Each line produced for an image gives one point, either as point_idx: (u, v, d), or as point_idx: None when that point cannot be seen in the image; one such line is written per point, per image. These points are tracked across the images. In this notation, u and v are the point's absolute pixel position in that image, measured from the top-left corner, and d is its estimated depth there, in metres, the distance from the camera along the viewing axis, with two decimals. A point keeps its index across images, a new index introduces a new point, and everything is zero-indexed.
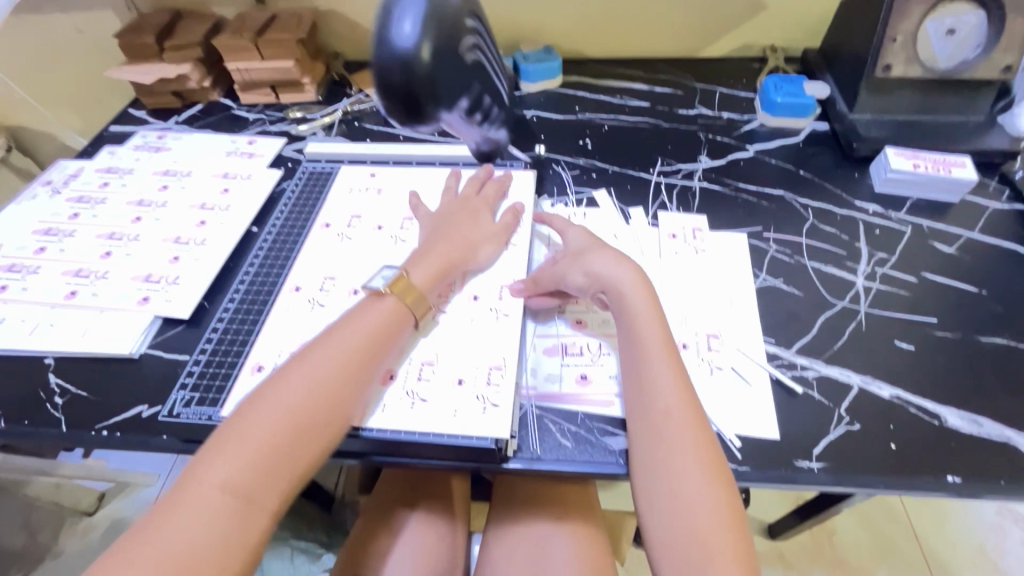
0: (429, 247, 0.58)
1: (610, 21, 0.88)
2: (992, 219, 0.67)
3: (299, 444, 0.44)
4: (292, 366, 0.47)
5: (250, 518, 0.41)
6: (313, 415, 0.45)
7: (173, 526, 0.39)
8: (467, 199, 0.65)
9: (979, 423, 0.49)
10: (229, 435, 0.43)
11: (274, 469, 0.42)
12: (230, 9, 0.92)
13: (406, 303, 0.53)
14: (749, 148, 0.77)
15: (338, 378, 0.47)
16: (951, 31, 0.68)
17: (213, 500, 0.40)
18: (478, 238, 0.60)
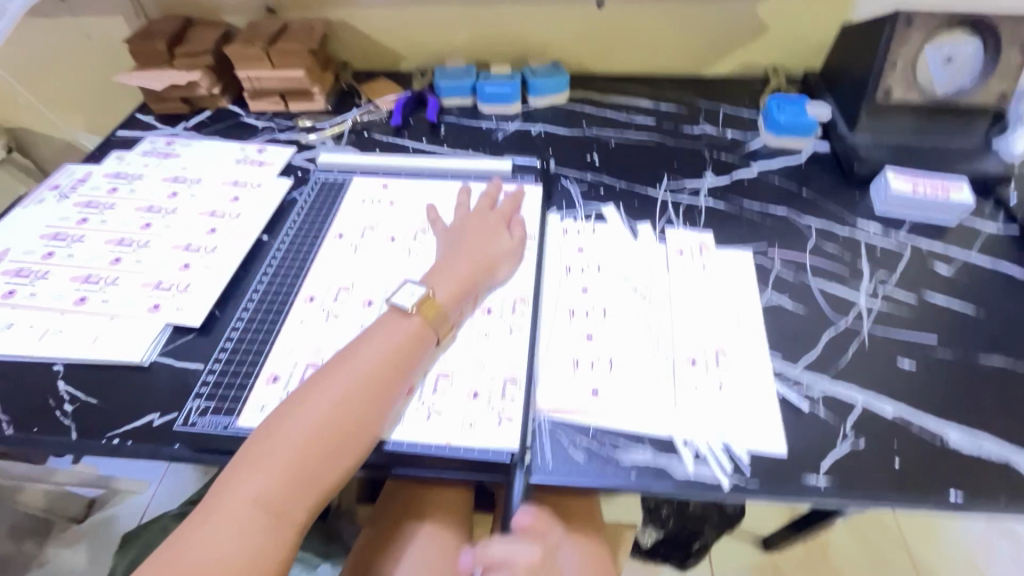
0: (446, 267, 0.59)
1: (617, 39, 0.90)
2: (988, 242, 0.69)
3: (331, 458, 0.46)
4: (315, 384, 0.49)
5: (282, 530, 0.43)
6: (342, 430, 0.46)
7: (211, 540, 0.41)
8: (489, 215, 0.66)
9: (978, 441, 0.51)
10: (258, 451, 0.45)
11: (305, 483, 0.44)
12: (241, 18, 0.93)
13: (428, 321, 0.54)
14: (753, 167, 0.79)
15: (365, 392, 0.48)
16: (950, 59, 0.71)
17: (248, 514, 0.42)
18: (494, 255, 0.62)
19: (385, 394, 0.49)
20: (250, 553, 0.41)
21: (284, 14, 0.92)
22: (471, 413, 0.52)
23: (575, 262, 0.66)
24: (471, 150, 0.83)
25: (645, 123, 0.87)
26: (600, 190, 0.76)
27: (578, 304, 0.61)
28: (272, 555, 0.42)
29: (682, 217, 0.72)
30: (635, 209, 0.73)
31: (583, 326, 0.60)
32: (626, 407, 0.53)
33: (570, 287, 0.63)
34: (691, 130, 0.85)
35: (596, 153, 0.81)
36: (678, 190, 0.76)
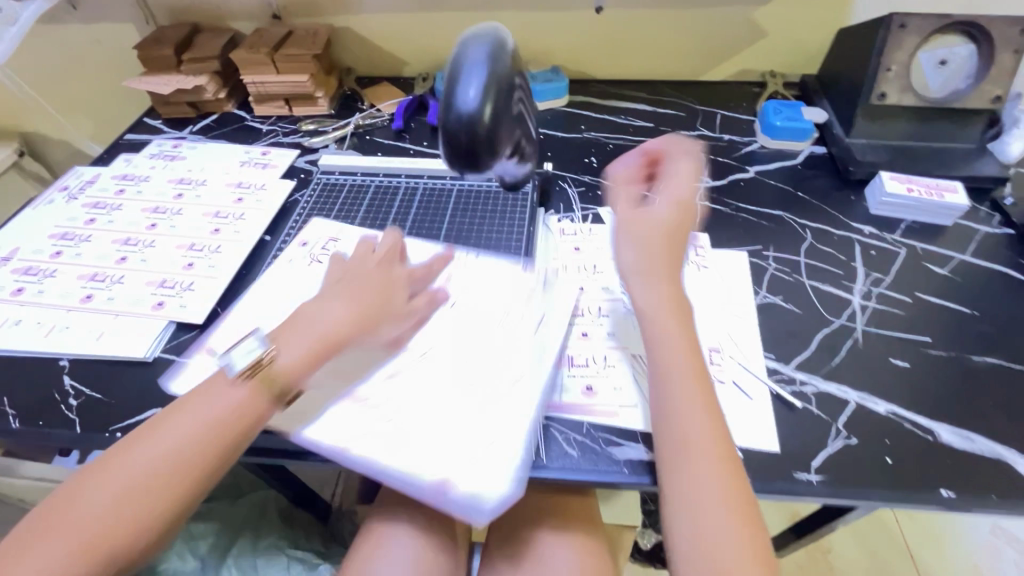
0: (318, 314, 0.54)
1: (616, 44, 0.91)
2: (983, 243, 0.69)
3: (156, 496, 0.42)
4: (172, 415, 0.46)
5: (94, 572, 0.40)
6: (170, 467, 0.43)
7: (17, 574, 0.39)
8: (380, 266, 0.60)
9: (972, 439, 0.51)
10: (112, 463, 0.43)
11: (130, 521, 0.41)
12: (248, 24, 0.95)
13: (263, 386, 0.48)
14: (750, 170, 0.80)
15: (199, 431, 0.45)
16: (943, 62, 0.72)
17: (57, 551, 0.40)
18: (377, 313, 0.56)
19: (229, 436, 0.46)
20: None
21: (289, 21, 0.94)
22: (464, 408, 0.52)
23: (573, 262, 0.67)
24: None
25: (643, 126, 0.88)
26: (597, 193, 0.76)
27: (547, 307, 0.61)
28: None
29: None
30: None
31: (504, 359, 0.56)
32: (621, 404, 0.54)
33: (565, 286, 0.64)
34: (689, 133, 0.86)
35: (594, 156, 0.83)
36: None
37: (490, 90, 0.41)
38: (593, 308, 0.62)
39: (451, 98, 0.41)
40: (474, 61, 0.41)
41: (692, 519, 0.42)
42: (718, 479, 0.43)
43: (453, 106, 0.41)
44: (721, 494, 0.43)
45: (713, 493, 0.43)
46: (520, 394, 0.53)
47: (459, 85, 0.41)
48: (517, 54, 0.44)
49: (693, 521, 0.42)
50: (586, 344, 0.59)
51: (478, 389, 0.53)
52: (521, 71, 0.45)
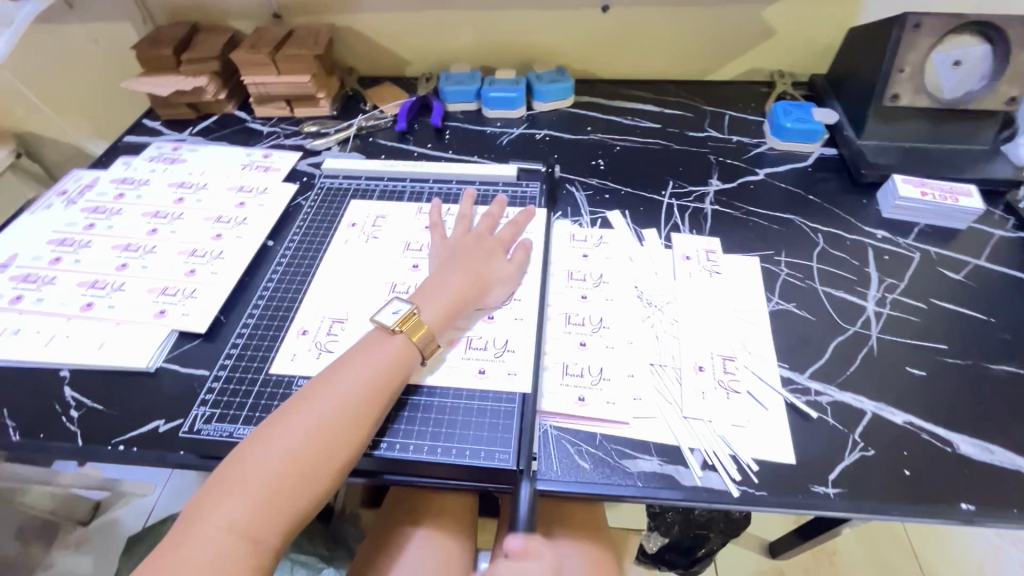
0: (441, 278, 0.57)
1: (622, 44, 0.90)
2: (998, 247, 0.68)
3: (328, 453, 0.44)
4: (332, 376, 0.49)
5: (283, 520, 0.42)
6: (343, 427, 0.46)
7: (213, 519, 0.40)
8: (483, 237, 0.63)
9: (991, 451, 0.50)
10: (232, 476, 0.42)
11: (310, 475, 0.43)
12: (248, 23, 0.93)
13: (414, 338, 0.52)
14: (759, 172, 0.79)
15: (366, 389, 0.48)
16: (958, 62, 0.71)
17: (254, 495, 0.42)
18: (489, 274, 0.60)
19: (388, 397, 0.49)
20: (253, 533, 0.41)
21: (290, 19, 0.92)
22: (473, 423, 0.51)
23: (579, 269, 0.65)
24: (476, 156, 0.82)
25: (651, 128, 0.86)
26: (605, 196, 0.75)
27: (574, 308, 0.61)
28: (270, 542, 0.41)
29: (688, 222, 0.72)
30: (641, 216, 0.72)
31: (578, 335, 0.58)
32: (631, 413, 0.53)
33: (567, 286, 0.63)
34: (697, 135, 0.85)
35: (601, 158, 0.81)
36: (684, 196, 0.75)
37: None
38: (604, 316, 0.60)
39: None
40: None
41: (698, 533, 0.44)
42: None
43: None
44: None
45: None
46: (617, 358, 0.56)
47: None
48: None
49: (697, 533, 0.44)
50: (583, 353, 0.57)
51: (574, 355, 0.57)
52: None
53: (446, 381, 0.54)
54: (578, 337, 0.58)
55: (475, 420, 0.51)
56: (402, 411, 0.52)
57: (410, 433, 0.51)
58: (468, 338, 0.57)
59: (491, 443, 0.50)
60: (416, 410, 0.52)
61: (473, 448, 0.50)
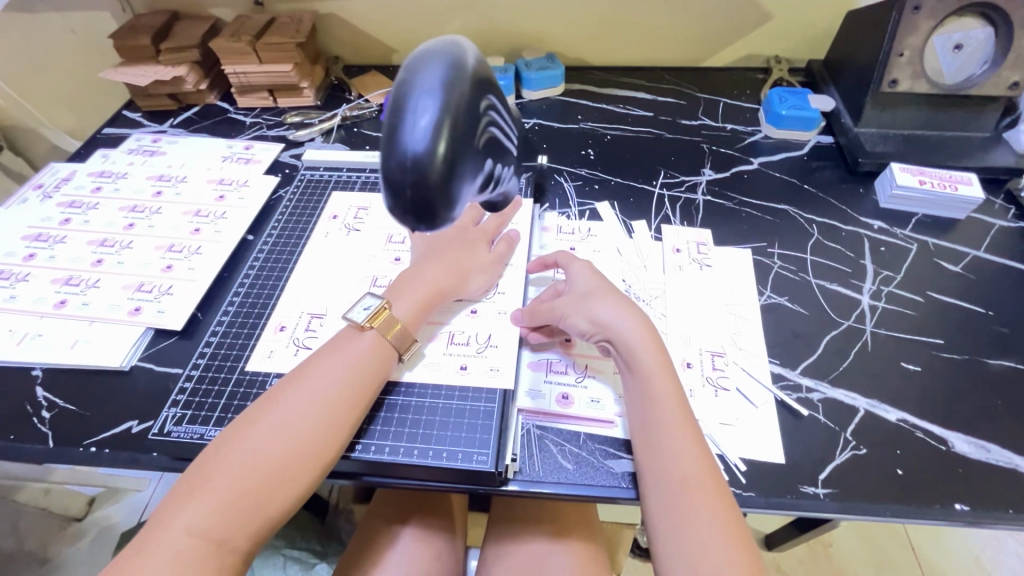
0: (418, 273, 0.55)
1: (614, 30, 0.88)
2: (997, 238, 0.66)
3: (300, 455, 0.43)
4: (305, 375, 0.47)
5: (251, 523, 0.41)
6: (318, 427, 0.44)
7: (178, 522, 0.39)
8: (467, 228, 0.61)
9: (987, 449, 0.49)
10: (201, 476, 0.41)
11: (280, 477, 0.42)
12: (228, 11, 0.91)
13: (386, 335, 0.51)
14: (753, 161, 0.77)
15: (341, 388, 0.46)
16: (958, 46, 0.68)
17: (221, 498, 0.40)
18: (469, 267, 0.58)
19: (364, 397, 0.47)
20: (220, 537, 0.39)
21: (271, 6, 0.89)
22: (451, 424, 0.50)
23: None
24: None
25: (643, 116, 0.84)
26: (594, 187, 0.73)
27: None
28: (238, 546, 0.40)
29: (679, 213, 0.70)
30: (631, 207, 0.70)
31: (563, 331, 0.57)
32: (616, 413, 0.51)
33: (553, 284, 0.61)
34: (690, 123, 0.82)
35: (591, 148, 0.79)
36: (675, 186, 0.73)
37: (442, 129, 0.35)
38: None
39: (396, 139, 0.35)
40: (423, 89, 0.35)
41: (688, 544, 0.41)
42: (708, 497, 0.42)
43: (399, 148, 0.35)
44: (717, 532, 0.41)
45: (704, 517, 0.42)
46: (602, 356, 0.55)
47: (404, 121, 0.35)
48: (476, 74, 0.38)
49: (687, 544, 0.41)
50: (568, 350, 0.55)
51: (556, 353, 0.55)
52: (481, 87, 0.39)
53: (423, 376, 0.53)
54: (562, 333, 0.57)
55: (453, 420, 0.50)
56: (380, 411, 0.50)
57: (387, 435, 0.49)
58: (450, 333, 0.56)
59: (469, 444, 0.48)
60: (392, 411, 0.51)
61: (451, 450, 0.48)
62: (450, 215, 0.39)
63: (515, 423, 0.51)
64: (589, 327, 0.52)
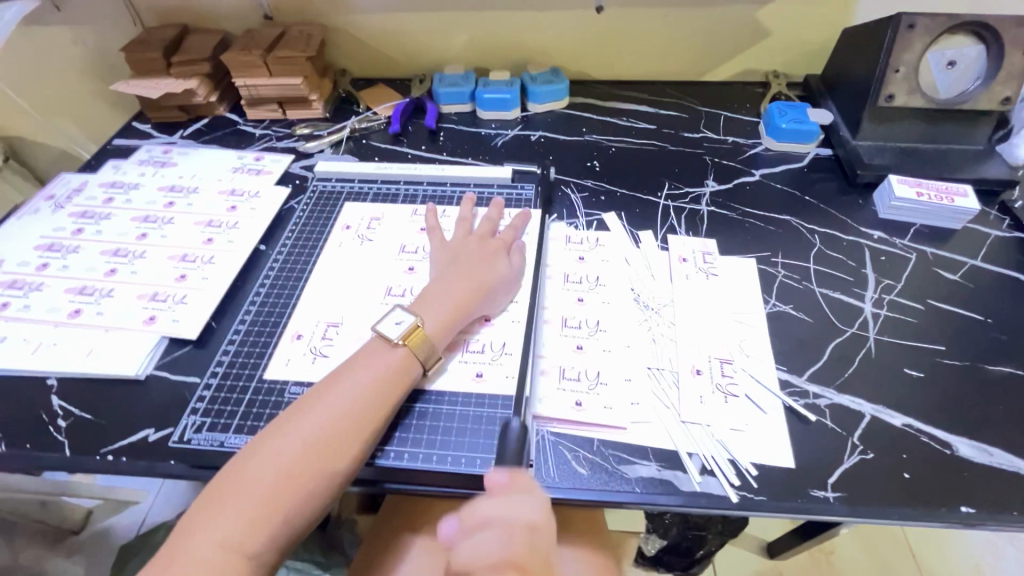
0: (443, 288, 0.56)
1: (617, 45, 0.90)
2: (993, 247, 0.68)
3: (324, 467, 0.44)
4: (330, 387, 0.48)
5: (277, 534, 0.41)
6: (340, 440, 0.45)
7: (206, 534, 0.40)
8: (489, 242, 0.62)
9: (990, 452, 0.50)
10: (226, 490, 0.42)
11: (306, 488, 0.43)
12: (238, 25, 0.92)
13: (415, 352, 0.51)
14: (755, 172, 0.79)
15: (365, 400, 0.47)
16: (952, 63, 0.71)
17: (248, 510, 0.41)
18: (492, 283, 0.58)
19: (387, 408, 0.48)
20: (248, 549, 0.40)
21: (281, 21, 0.91)
22: (468, 431, 0.51)
23: (575, 272, 0.65)
24: (470, 158, 0.82)
25: (646, 129, 0.86)
26: (601, 198, 0.75)
27: (571, 314, 0.60)
28: (264, 556, 0.41)
29: (684, 223, 0.71)
30: (637, 217, 0.72)
31: (575, 338, 0.58)
32: (630, 419, 0.52)
33: (565, 293, 0.62)
34: (692, 136, 0.84)
35: (597, 159, 0.81)
36: (680, 197, 0.75)
37: None
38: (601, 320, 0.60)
39: None
40: None
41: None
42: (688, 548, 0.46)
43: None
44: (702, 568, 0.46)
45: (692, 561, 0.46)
46: (614, 364, 0.56)
47: None
48: None
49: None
50: (581, 357, 0.56)
51: (571, 361, 0.56)
52: None
53: (440, 383, 0.54)
54: (575, 340, 0.58)
55: (470, 426, 0.51)
56: (407, 418, 0.51)
57: (405, 442, 0.50)
58: (468, 342, 0.57)
59: (486, 450, 0.49)
60: (410, 418, 0.51)
61: (468, 456, 0.49)
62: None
63: (530, 430, 0.51)
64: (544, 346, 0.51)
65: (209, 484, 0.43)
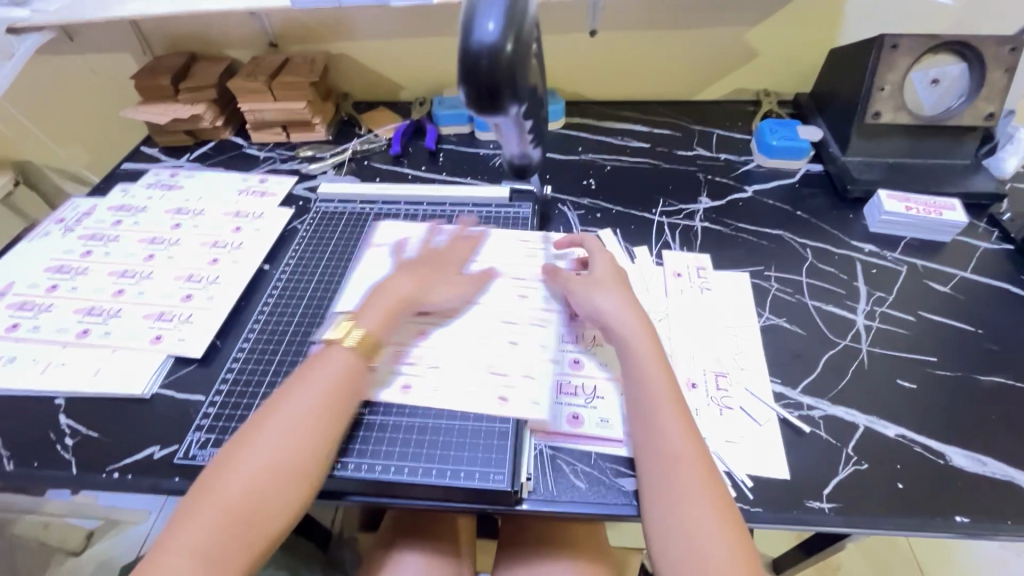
0: (383, 285, 0.59)
1: (611, 67, 0.92)
2: (982, 259, 0.69)
3: (284, 470, 0.44)
4: (283, 394, 0.49)
5: (243, 540, 0.42)
6: (302, 444, 0.46)
7: (174, 548, 0.41)
8: (440, 253, 0.66)
9: (983, 462, 0.50)
10: (198, 501, 0.43)
11: (274, 495, 0.44)
12: (244, 52, 0.95)
13: (355, 349, 0.52)
14: (747, 189, 0.80)
15: (317, 402, 0.48)
16: (935, 81, 0.73)
17: (211, 518, 0.42)
18: (433, 281, 0.61)
19: (341, 410, 0.49)
20: (214, 556, 0.40)
21: (286, 48, 0.94)
22: (467, 444, 0.51)
23: None
24: (468, 178, 0.84)
25: (641, 147, 0.88)
26: (596, 215, 0.76)
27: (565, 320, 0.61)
28: (232, 563, 0.41)
29: (678, 239, 0.73)
30: (632, 234, 0.73)
31: (569, 351, 0.59)
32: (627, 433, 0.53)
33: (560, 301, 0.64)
34: (685, 153, 0.87)
35: (592, 178, 0.83)
36: (674, 214, 0.77)
37: (507, 31, 0.39)
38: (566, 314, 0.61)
39: (470, 30, 0.40)
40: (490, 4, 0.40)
41: (678, 527, 0.43)
42: (704, 490, 0.44)
43: (469, 42, 0.39)
44: (707, 506, 0.43)
45: (700, 503, 0.43)
46: (609, 374, 0.57)
47: (476, 21, 0.40)
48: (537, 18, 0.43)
49: (682, 530, 0.43)
50: (578, 372, 0.57)
51: (567, 376, 0.57)
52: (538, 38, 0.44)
53: (428, 400, 0.54)
54: (571, 354, 0.59)
55: (470, 442, 0.52)
56: (394, 434, 0.52)
57: (405, 455, 0.51)
58: None
59: (486, 463, 0.50)
60: (409, 431, 0.52)
61: (468, 469, 0.50)
62: (511, 110, 0.42)
63: (529, 442, 0.53)
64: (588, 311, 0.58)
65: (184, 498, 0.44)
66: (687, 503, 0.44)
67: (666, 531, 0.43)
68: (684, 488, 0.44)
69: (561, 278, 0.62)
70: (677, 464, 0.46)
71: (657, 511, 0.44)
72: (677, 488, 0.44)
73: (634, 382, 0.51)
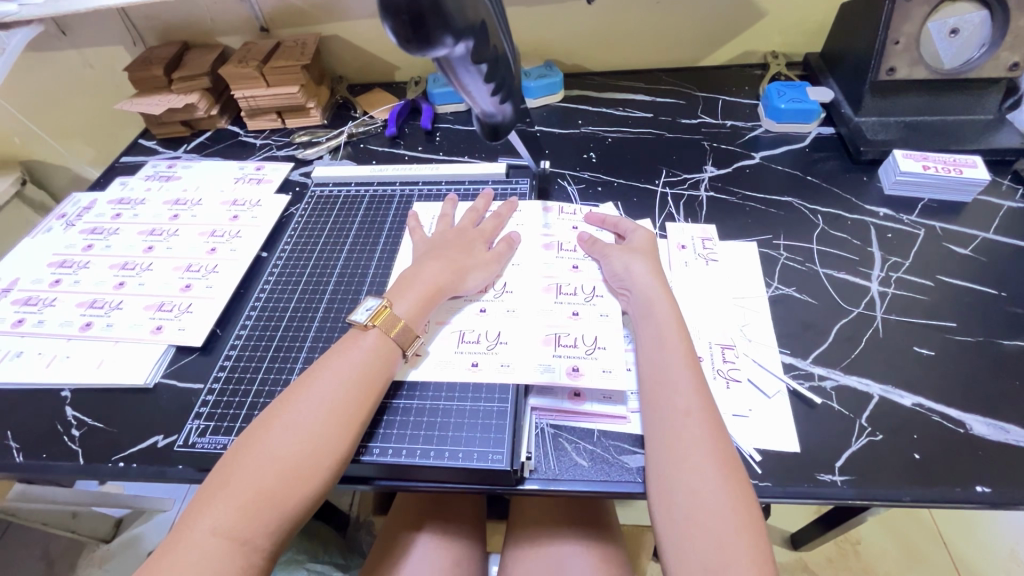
0: (416, 273, 0.57)
1: (610, 36, 0.89)
2: (1006, 219, 0.65)
3: (313, 455, 0.44)
4: (313, 378, 0.48)
5: (271, 522, 0.41)
6: (330, 427, 0.45)
7: (200, 524, 0.40)
8: (465, 228, 0.64)
9: (1007, 430, 0.48)
10: (224, 479, 0.43)
11: (298, 476, 0.43)
12: (237, 39, 0.94)
13: (389, 335, 0.52)
14: (755, 156, 0.77)
15: (350, 388, 0.48)
16: (955, 31, 0.67)
17: (240, 497, 0.41)
18: (466, 265, 0.59)
19: (373, 398, 0.48)
20: (239, 535, 0.40)
21: (277, 32, 0.93)
22: (467, 425, 0.51)
23: (568, 242, 0.65)
24: (466, 157, 0.82)
25: (643, 117, 0.85)
26: (598, 189, 0.74)
27: (565, 281, 0.61)
28: (258, 543, 0.41)
29: (683, 210, 0.70)
30: (635, 206, 0.71)
31: (570, 305, 0.58)
32: (630, 408, 0.52)
33: (561, 267, 0.62)
34: (690, 122, 0.83)
35: (593, 151, 0.80)
36: (678, 183, 0.74)
37: None
38: (596, 287, 0.60)
39: None
40: None
41: (686, 486, 0.42)
42: (712, 451, 0.43)
43: None
44: (717, 468, 0.42)
45: (707, 459, 0.43)
46: (609, 329, 0.55)
47: None
48: None
49: (689, 490, 0.42)
50: (576, 324, 0.56)
51: (565, 327, 0.56)
52: None
53: (430, 375, 0.54)
54: (571, 307, 0.58)
55: (469, 420, 0.51)
56: (393, 414, 0.52)
57: (403, 438, 0.50)
58: (461, 332, 0.57)
59: (484, 443, 0.49)
60: (407, 414, 0.52)
61: (467, 450, 0.49)
62: (444, 42, 0.44)
63: (530, 422, 0.52)
64: (615, 275, 0.58)
65: (210, 474, 0.44)
66: (701, 472, 0.42)
67: (669, 488, 0.43)
68: (689, 444, 0.44)
69: (595, 246, 0.62)
70: (695, 426, 0.45)
71: (662, 474, 0.44)
72: (686, 451, 0.43)
73: (651, 350, 0.50)
